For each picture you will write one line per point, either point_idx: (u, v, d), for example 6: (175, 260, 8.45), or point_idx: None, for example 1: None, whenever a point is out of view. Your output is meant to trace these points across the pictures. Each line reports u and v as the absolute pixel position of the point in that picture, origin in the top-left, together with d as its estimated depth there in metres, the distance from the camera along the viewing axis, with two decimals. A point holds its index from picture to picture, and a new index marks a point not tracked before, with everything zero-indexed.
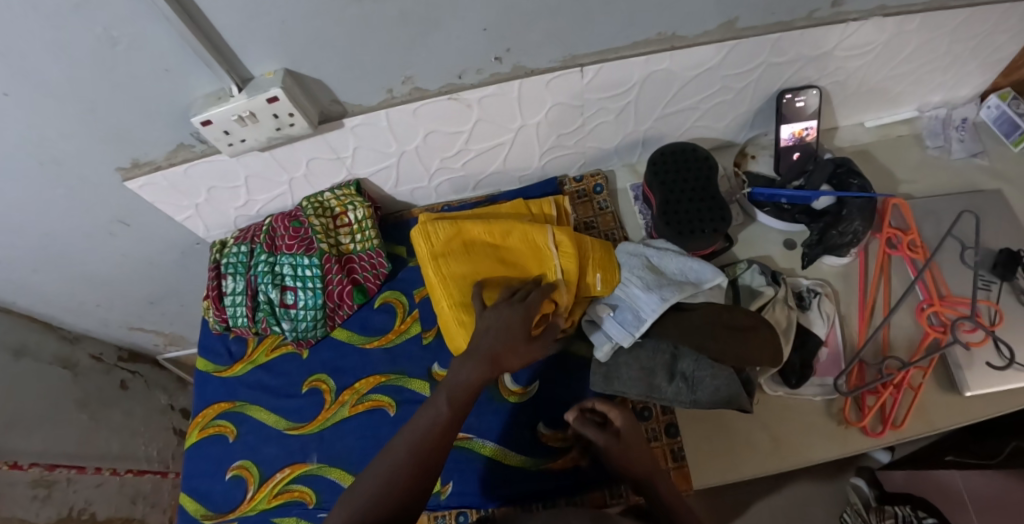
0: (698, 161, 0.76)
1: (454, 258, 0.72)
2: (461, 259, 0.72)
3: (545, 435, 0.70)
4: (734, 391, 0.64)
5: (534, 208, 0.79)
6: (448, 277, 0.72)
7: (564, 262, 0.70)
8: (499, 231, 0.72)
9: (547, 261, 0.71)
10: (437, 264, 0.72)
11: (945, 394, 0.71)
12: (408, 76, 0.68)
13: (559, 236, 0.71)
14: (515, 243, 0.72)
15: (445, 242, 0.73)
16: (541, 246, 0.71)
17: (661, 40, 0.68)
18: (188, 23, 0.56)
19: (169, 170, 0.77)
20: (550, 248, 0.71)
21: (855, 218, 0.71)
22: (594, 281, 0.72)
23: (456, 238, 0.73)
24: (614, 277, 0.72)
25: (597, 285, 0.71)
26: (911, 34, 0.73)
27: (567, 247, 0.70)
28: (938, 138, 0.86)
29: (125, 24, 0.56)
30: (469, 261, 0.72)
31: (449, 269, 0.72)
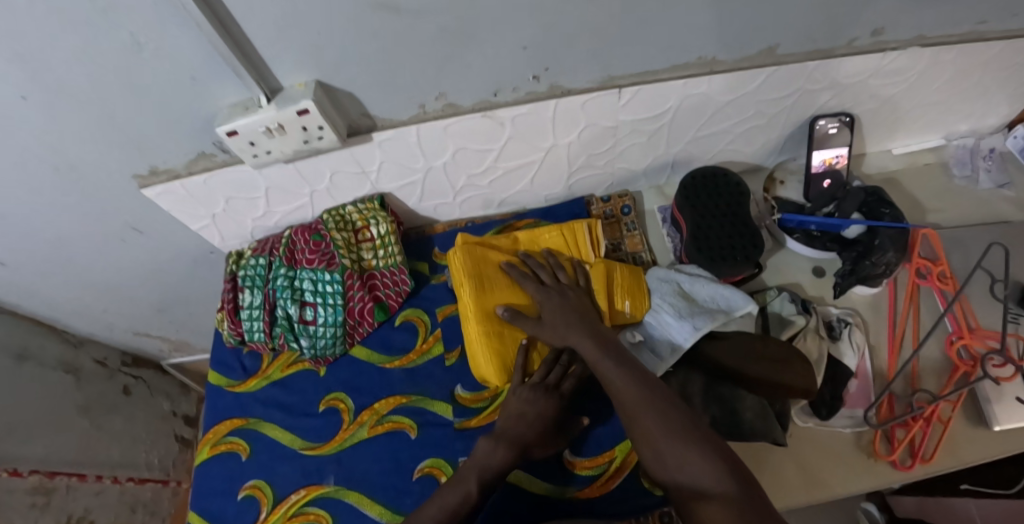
0: (729, 188, 0.75)
1: (496, 288, 0.73)
2: (504, 290, 0.73)
3: (573, 462, 0.69)
4: (768, 425, 0.62)
5: (568, 232, 0.78)
6: (485, 305, 0.72)
7: (599, 300, 0.71)
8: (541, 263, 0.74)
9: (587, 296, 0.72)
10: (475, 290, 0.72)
11: (974, 429, 0.70)
12: (441, 92, 0.66)
13: (599, 273, 0.73)
14: None
15: (489, 270, 0.74)
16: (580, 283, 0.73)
17: (700, 65, 0.67)
18: (221, 32, 0.54)
19: (188, 180, 0.74)
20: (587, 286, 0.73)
21: (889, 248, 0.70)
22: (624, 310, 0.72)
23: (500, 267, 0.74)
24: (645, 304, 0.72)
25: (628, 315, 0.72)
26: (946, 65, 0.72)
27: (599, 285, 0.72)
28: (965, 167, 0.86)
29: (153, 30, 0.54)
30: (509, 291, 0.73)
31: (489, 296, 0.73)
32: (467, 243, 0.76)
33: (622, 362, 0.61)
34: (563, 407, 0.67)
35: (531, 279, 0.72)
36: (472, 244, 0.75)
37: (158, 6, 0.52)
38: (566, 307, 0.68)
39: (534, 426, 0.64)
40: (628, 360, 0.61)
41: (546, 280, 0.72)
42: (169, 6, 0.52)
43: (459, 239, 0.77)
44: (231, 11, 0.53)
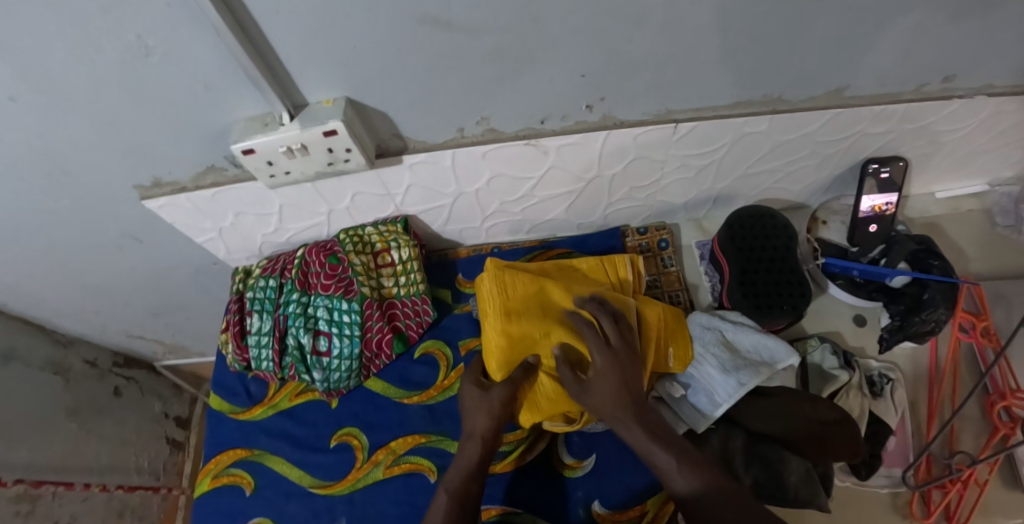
0: (776, 230, 0.71)
1: (529, 318, 0.66)
2: (535, 321, 0.66)
3: (602, 514, 0.65)
4: (813, 491, 0.60)
5: (609, 267, 0.73)
6: (516, 340, 0.66)
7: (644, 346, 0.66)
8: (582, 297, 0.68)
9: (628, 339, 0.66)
10: (507, 320, 0.66)
11: (1010, 492, 0.68)
12: (484, 116, 0.61)
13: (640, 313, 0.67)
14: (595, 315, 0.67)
15: (524, 299, 0.67)
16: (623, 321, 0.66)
17: (764, 102, 0.63)
18: (243, 42, 0.47)
19: (195, 194, 0.68)
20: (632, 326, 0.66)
21: (939, 305, 0.67)
22: (667, 357, 0.67)
23: (536, 295, 0.68)
24: (687, 354, 0.68)
25: (671, 362, 0.67)
26: (1010, 114, 0.69)
27: (651, 333, 0.66)
28: (1009, 216, 0.82)
29: (167, 36, 0.47)
30: (543, 325, 0.66)
31: (520, 327, 0.66)
32: (499, 268, 0.69)
33: (685, 458, 0.55)
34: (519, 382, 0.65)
35: (592, 332, 0.61)
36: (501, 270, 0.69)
37: (170, 7, 0.44)
38: (625, 377, 0.58)
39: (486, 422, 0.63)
40: (690, 457, 0.55)
41: (608, 334, 0.61)
42: (185, 8, 0.44)
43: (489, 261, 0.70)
44: (257, 19, 0.47)
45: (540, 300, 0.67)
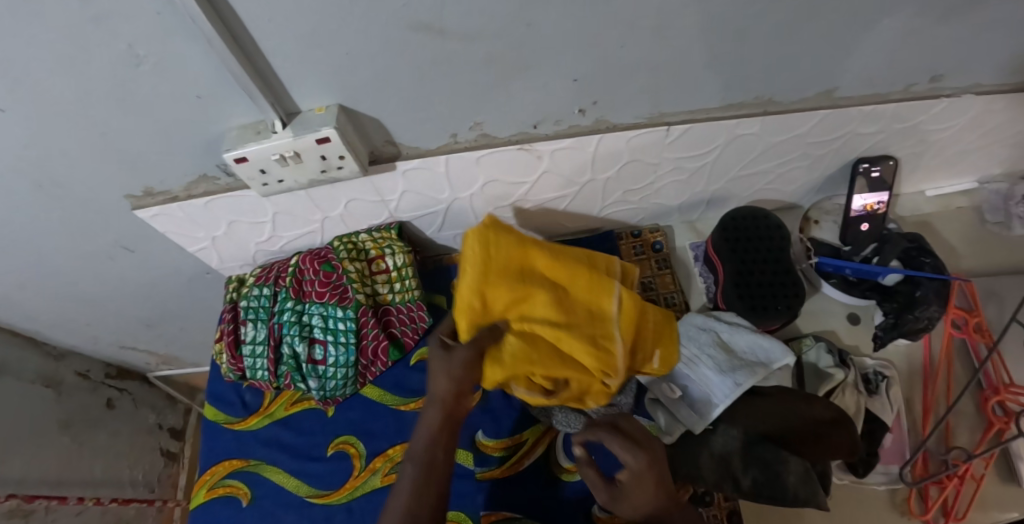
0: (769, 231, 0.71)
1: (506, 283, 0.59)
2: (512, 287, 0.58)
3: (602, 519, 0.64)
4: (812, 491, 0.59)
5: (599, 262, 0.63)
6: (487, 303, 0.59)
7: (621, 326, 0.59)
8: (567, 271, 0.60)
9: (606, 328, 0.59)
10: (483, 281, 0.58)
11: (1006, 486, 0.69)
12: (477, 121, 0.61)
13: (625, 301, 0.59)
14: (579, 290, 0.59)
15: (504, 261, 0.59)
16: (605, 302, 0.59)
17: (755, 104, 0.63)
18: (235, 50, 0.47)
19: (188, 203, 0.67)
20: (614, 310, 0.59)
21: (931, 302, 0.68)
22: (653, 358, 0.64)
23: (517, 259, 0.60)
24: (673, 355, 0.65)
25: (656, 364, 0.64)
26: (997, 112, 0.70)
27: (629, 315, 0.59)
28: (998, 213, 0.83)
29: (158, 45, 0.47)
30: (520, 291, 0.59)
31: (495, 292, 0.59)
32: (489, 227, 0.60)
33: None
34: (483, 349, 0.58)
35: (622, 440, 0.51)
36: (484, 226, 0.60)
37: (160, 16, 0.43)
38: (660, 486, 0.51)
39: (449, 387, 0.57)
40: None
41: (638, 440, 0.52)
42: (175, 16, 0.44)
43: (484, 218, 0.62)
44: (249, 27, 0.46)
45: (519, 264, 0.60)
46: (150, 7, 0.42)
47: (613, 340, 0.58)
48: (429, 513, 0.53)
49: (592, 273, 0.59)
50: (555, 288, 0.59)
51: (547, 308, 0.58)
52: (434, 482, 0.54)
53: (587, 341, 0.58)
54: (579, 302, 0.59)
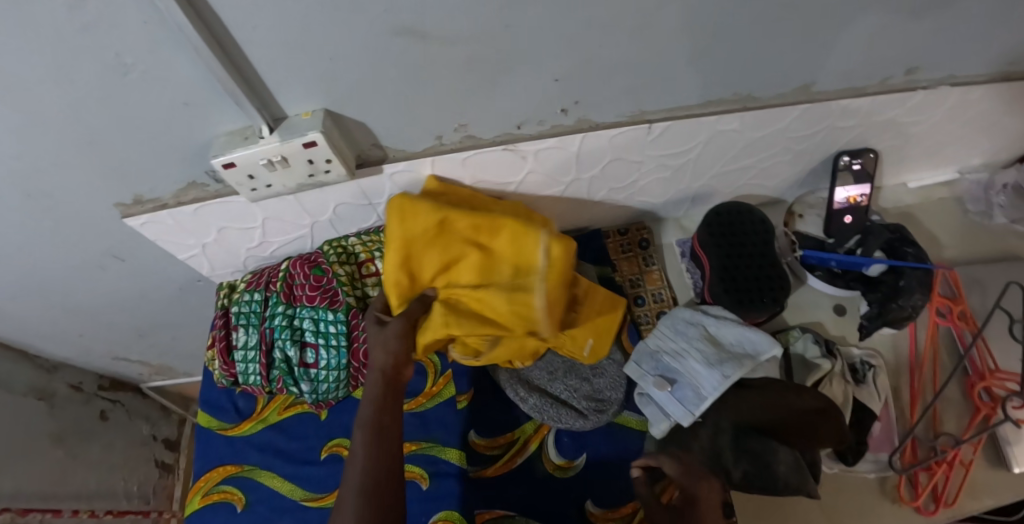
0: (755, 226, 0.72)
1: (430, 251, 0.62)
2: (436, 255, 0.62)
3: (595, 514, 0.65)
4: (802, 478, 0.60)
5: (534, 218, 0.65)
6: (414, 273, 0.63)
7: (549, 284, 0.61)
8: (487, 228, 0.62)
9: (528, 282, 0.61)
10: (407, 254, 0.62)
11: (994, 470, 0.70)
12: (462, 123, 0.62)
13: (551, 255, 0.61)
14: (502, 246, 0.62)
15: (425, 229, 0.62)
16: (529, 255, 0.61)
17: (735, 100, 0.64)
18: (221, 57, 0.48)
19: (177, 210, 0.68)
20: (540, 261, 0.61)
21: (915, 291, 0.69)
22: (585, 346, 0.67)
23: (439, 226, 0.62)
24: (608, 343, 0.69)
25: (587, 352, 0.67)
26: (972, 103, 0.71)
27: (556, 266, 0.60)
28: (979, 203, 0.85)
29: (145, 53, 0.47)
30: (444, 257, 0.62)
31: (421, 261, 0.63)
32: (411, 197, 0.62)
33: None
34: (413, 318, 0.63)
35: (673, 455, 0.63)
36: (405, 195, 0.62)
37: (148, 25, 0.44)
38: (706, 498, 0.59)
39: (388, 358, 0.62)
40: None
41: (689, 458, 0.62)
42: (162, 25, 0.44)
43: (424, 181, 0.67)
44: (235, 35, 0.47)
45: (443, 229, 0.62)
46: (137, 16, 0.43)
47: (533, 295, 0.61)
48: (386, 469, 0.56)
49: (513, 227, 0.61)
50: (478, 248, 0.62)
51: (471, 267, 0.62)
52: (383, 442, 0.58)
53: (507, 294, 0.61)
54: (504, 260, 0.62)
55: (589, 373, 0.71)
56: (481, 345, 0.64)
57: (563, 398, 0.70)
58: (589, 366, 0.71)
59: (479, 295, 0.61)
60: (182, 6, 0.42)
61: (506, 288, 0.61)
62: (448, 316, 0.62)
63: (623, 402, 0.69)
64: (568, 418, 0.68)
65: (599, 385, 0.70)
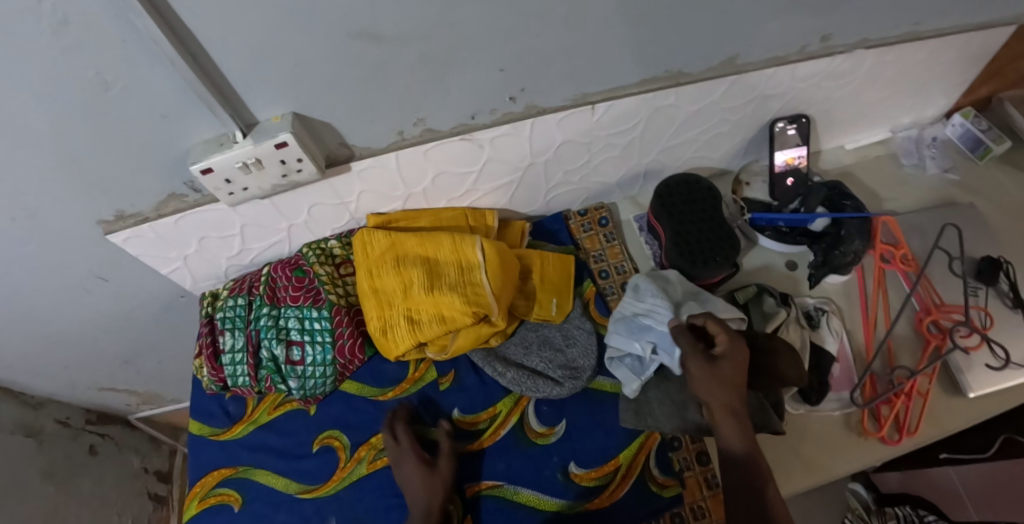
0: (702, 193, 0.77)
1: (386, 271, 0.71)
2: (393, 273, 0.71)
3: (578, 474, 0.69)
4: (765, 416, 0.64)
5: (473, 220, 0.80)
6: (379, 290, 0.72)
7: (490, 277, 0.69)
8: (430, 241, 0.71)
9: (472, 276, 0.70)
10: (370, 276, 0.72)
11: (950, 397, 0.75)
12: (420, 117, 0.66)
13: (487, 250, 0.70)
14: (445, 256, 0.71)
15: (379, 254, 0.72)
16: (470, 256, 0.70)
17: (667, 78, 0.70)
18: (194, 68, 0.53)
19: (159, 222, 0.71)
20: (478, 257, 0.70)
21: (855, 238, 0.74)
22: (550, 306, 0.75)
23: (392, 250, 0.71)
24: (570, 303, 0.76)
25: (554, 310, 0.75)
26: (888, 64, 0.77)
27: (493, 260, 0.70)
28: (912, 157, 0.92)
29: (122, 69, 0.52)
30: (398, 275, 0.70)
31: (381, 280, 0.71)
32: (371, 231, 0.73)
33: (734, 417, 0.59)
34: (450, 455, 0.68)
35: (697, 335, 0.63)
36: (364, 228, 0.73)
37: (127, 43, 0.49)
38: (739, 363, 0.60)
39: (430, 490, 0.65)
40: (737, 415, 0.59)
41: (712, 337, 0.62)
42: (140, 42, 0.49)
43: (370, 219, 0.77)
44: (205, 48, 0.52)
45: (394, 250, 0.71)
46: (116, 35, 0.48)
47: (480, 284, 0.70)
48: None
49: (452, 239, 0.70)
50: (425, 262, 0.71)
51: (421, 276, 0.70)
52: None
53: (455, 291, 0.69)
54: (447, 263, 0.71)
55: (561, 343, 0.74)
56: (445, 342, 0.72)
57: (539, 369, 0.73)
58: (561, 337, 0.75)
59: (432, 297, 0.69)
60: (154, 19, 0.47)
61: (454, 287, 0.69)
62: (412, 320, 0.71)
63: (596, 367, 0.73)
64: (544, 387, 0.71)
65: (572, 354, 0.74)
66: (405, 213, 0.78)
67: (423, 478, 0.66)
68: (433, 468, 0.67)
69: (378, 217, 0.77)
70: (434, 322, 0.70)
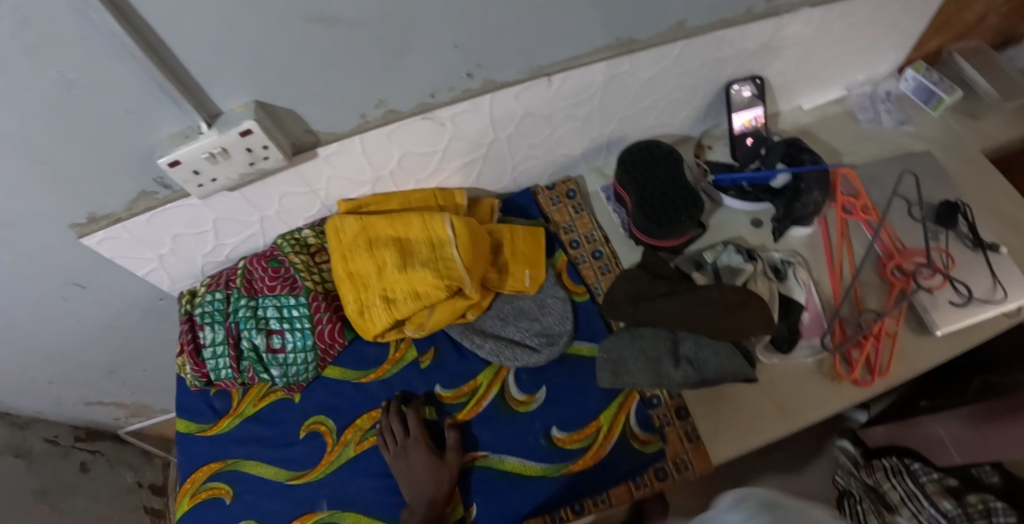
0: (664, 156, 0.79)
1: (360, 254, 0.72)
2: (366, 257, 0.72)
3: (560, 438, 0.70)
4: (736, 365, 0.66)
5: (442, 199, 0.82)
6: (355, 273, 0.73)
7: (463, 251, 0.70)
8: (400, 222, 0.72)
9: (444, 252, 0.71)
10: (344, 260, 0.73)
11: (919, 337, 0.77)
12: (381, 99, 0.68)
13: (457, 226, 0.71)
14: (417, 235, 0.72)
15: (351, 238, 0.72)
16: (440, 233, 0.71)
17: (619, 45, 0.72)
18: (155, 61, 0.54)
19: (131, 221, 0.72)
20: (448, 233, 0.70)
21: (814, 190, 0.78)
22: (524, 277, 0.76)
23: (363, 233, 0.72)
24: (544, 274, 0.77)
25: (528, 281, 0.76)
26: (835, 22, 0.80)
27: (464, 235, 0.71)
28: (868, 112, 0.94)
29: (84, 66, 0.53)
30: (372, 257, 0.72)
31: (355, 263, 0.72)
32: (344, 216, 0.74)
33: None
34: (454, 449, 0.69)
35: None
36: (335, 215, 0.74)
37: (86, 39, 0.50)
38: None
39: (432, 484, 0.67)
40: None
41: None
42: (100, 38, 0.50)
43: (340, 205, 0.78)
44: (164, 40, 0.53)
45: (366, 233, 0.72)
46: (76, 31, 0.49)
47: (452, 259, 0.71)
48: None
49: (422, 219, 0.71)
50: (398, 243, 0.72)
51: (395, 256, 0.71)
52: None
53: (429, 266, 0.70)
54: (419, 241, 0.72)
55: (537, 313, 0.76)
56: (423, 320, 0.74)
57: (517, 339, 0.75)
58: (536, 307, 0.77)
59: (407, 275, 0.71)
60: (112, 14, 0.48)
61: (427, 263, 0.71)
62: (389, 299, 0.72)
63: (572, 332, 0.75)
64: (523, 354, 0.73)
65: (548, 322, 0.75)
66: (375, 196, 0.80)
67: (426, 473, 0.67)
68: (440, 459, 0.68)
69: (348, 204, 0.79)
70: (412, 299, 0.72)
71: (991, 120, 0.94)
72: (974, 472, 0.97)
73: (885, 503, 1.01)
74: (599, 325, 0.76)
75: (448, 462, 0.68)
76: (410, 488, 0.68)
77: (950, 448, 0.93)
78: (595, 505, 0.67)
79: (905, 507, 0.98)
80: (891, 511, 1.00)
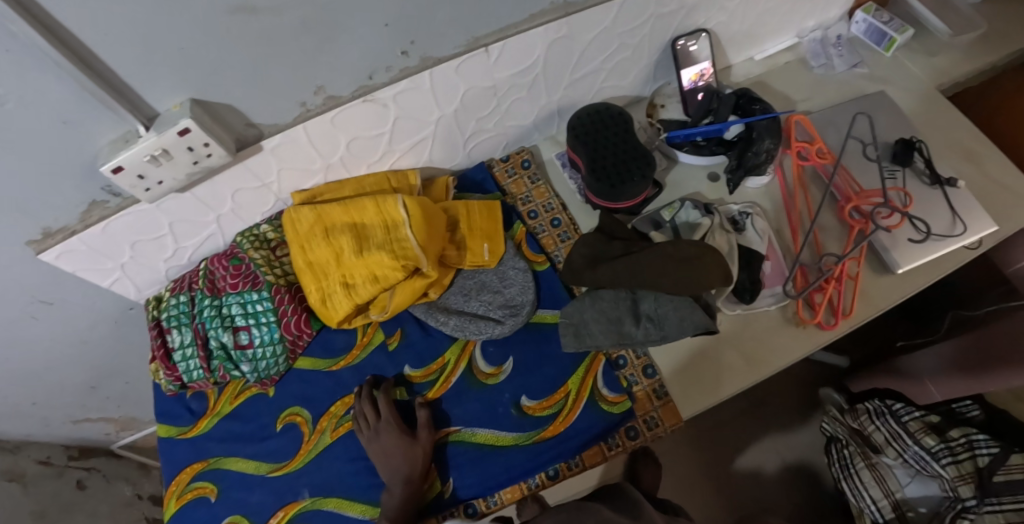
0: (614, 119, 0.79)
1: (316, 243, 0.72)
2: (323, 245, 0.71)
3: (530, 406, 0.71)
4: (696, 318, 0.66)
5: (395, 182, 0.82)
6: (314, 262, 0.73)
7: (417, 231, 0.71)
8: (354, 208, 0.72)
9: (399, 233, 0.71)
10: (303, 251, 0.73)
11: (880, 276, 0.77)
12: (319, 86, 0.67)
13: (410, 206, 0.71)
14: (371, 219, 0.72)
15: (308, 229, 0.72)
16: (394, 215, 0.71)
17: (556, 9, 0.71)
18: (83, 69, 0.53)
19: (86, 233, 0.72)
20: (402, 214, 0.70)
21: (765, 138, 0.76)
22: (483, 251, 0.77)
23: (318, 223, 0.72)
24: (503, 246, 0.78)
25: (487, 254, 0.77)
26: None
27: (417, 215, 0.71)
28: (819, 57, 0.94)
29: (12, 82, 0.51)
30: (329, 245, 0.71)
31: (313, 254, 0.73)
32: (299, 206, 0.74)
33: None
34: (426, 425, 0.70)
35: None
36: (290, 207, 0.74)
37: (9, 54, 0.48)
38: None
39: (406, 462, 0.67)
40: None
41: None
42: (23, 51, 0.49)
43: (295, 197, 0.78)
44: (89, 46, 0.52)
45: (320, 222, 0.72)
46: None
47: (407, 239, 0.71)
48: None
49: (376, 203, 0.71)
50: (353, 229, 0.71)
51: (350, 242, 0.71)
52: None
53: (385, 249, 0.70)
54: (373, 225, 0.72)
55: (498, 285, 0.77)
56: (386, 303, 0.75)
57: (480, 313, 0.76)
58: (497, 280, 0.77)
59: (364, 260, 0.71)
60: (32, 25, 0.47)
61: (383, 245, 0.71)
62: (350, 284, 0.73)
63: (535, 301, 0.76)
64: (484, 327, 0.74)
65: (510, 293, 0.76)
66: (331, 184, 0.81)
67: (401, 452, 0.68)
68: (412, 438, 0.69)
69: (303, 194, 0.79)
70: (372, 282, 0.72)
71: (946, 55, 0.94)
72: (955, 408, 0.95)
73: (870, 444, 1.01)
74: (560, 293, 0.77)
75: (420, 438, 0.69)
76: (385, 468, 0.68)
77: (935, 390, 0.93)
78: (568, 468, 0.69)
79: (890, 447, 0.96)
80: (877, 451, 1.00)
